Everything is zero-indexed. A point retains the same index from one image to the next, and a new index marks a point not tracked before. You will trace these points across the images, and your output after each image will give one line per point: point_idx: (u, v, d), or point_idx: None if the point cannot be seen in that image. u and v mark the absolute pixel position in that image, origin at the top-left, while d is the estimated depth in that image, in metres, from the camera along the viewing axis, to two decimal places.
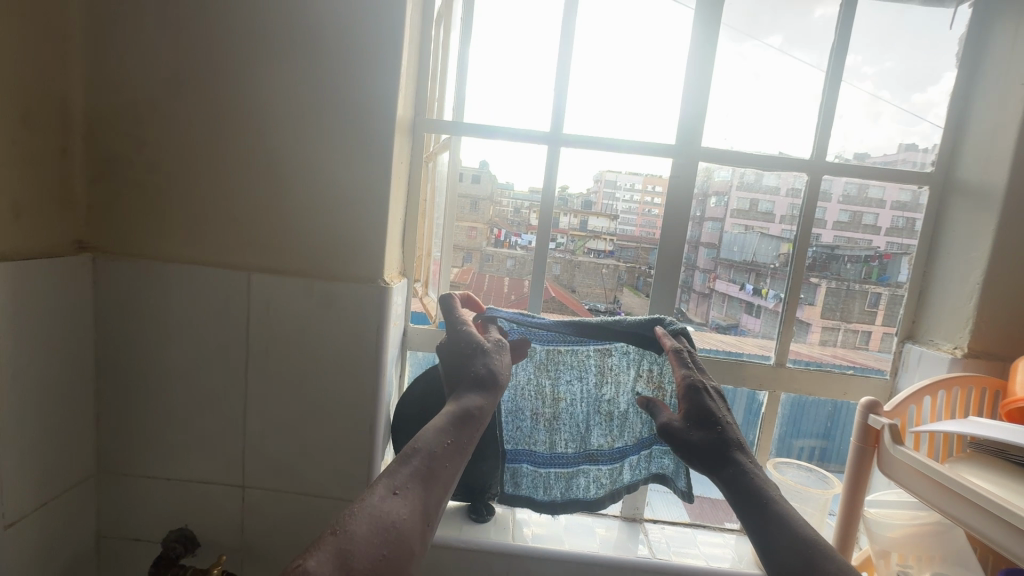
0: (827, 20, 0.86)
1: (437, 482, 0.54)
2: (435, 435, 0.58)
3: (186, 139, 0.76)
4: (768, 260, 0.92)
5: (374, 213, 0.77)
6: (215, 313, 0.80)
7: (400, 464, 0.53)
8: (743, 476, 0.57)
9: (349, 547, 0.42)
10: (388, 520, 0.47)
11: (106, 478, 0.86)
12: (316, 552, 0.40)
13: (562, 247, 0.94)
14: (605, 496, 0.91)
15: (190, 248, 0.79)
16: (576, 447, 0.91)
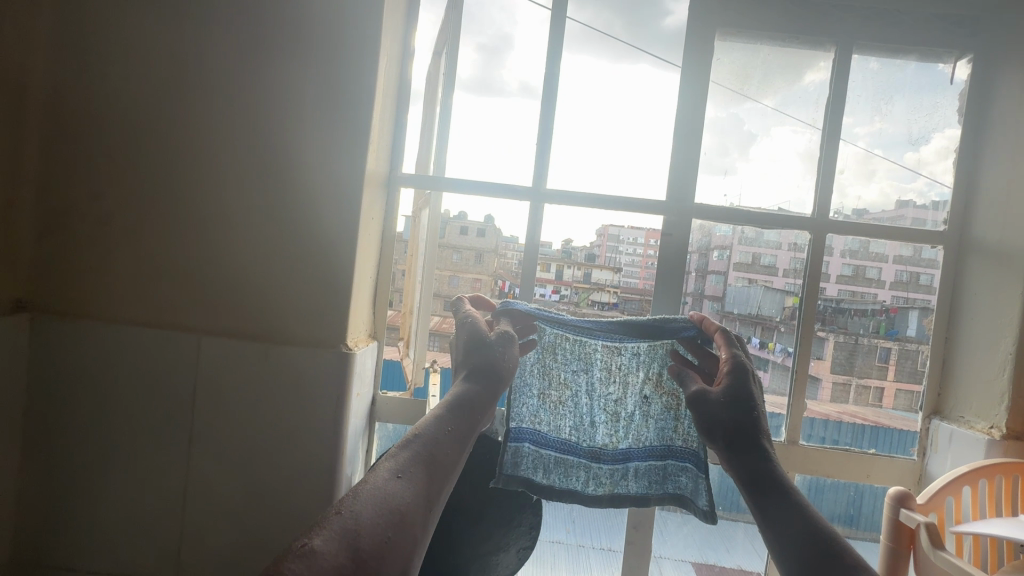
0: (821, 76, 0.83)
1: (445, 465, 0.48)
2: (437, 419, 0.52)
3: (143, 194, 0.71)
4: (772, 314, 0.84)
5: (339, 274, 0.70)
6: (163, 380, 0.73)
7: (402, 448, 0.47)
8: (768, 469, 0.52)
9: (355, 526, 0.37)
10: (394, 500, 0.41)
11: (23, 569, 0.75)
12: (321, 533, 0.35)
13: (566, 299, 0.86)
14: (605, 497, 0.76)
15: (138, 308, 0.73)
16: (574, 440, 0.78)
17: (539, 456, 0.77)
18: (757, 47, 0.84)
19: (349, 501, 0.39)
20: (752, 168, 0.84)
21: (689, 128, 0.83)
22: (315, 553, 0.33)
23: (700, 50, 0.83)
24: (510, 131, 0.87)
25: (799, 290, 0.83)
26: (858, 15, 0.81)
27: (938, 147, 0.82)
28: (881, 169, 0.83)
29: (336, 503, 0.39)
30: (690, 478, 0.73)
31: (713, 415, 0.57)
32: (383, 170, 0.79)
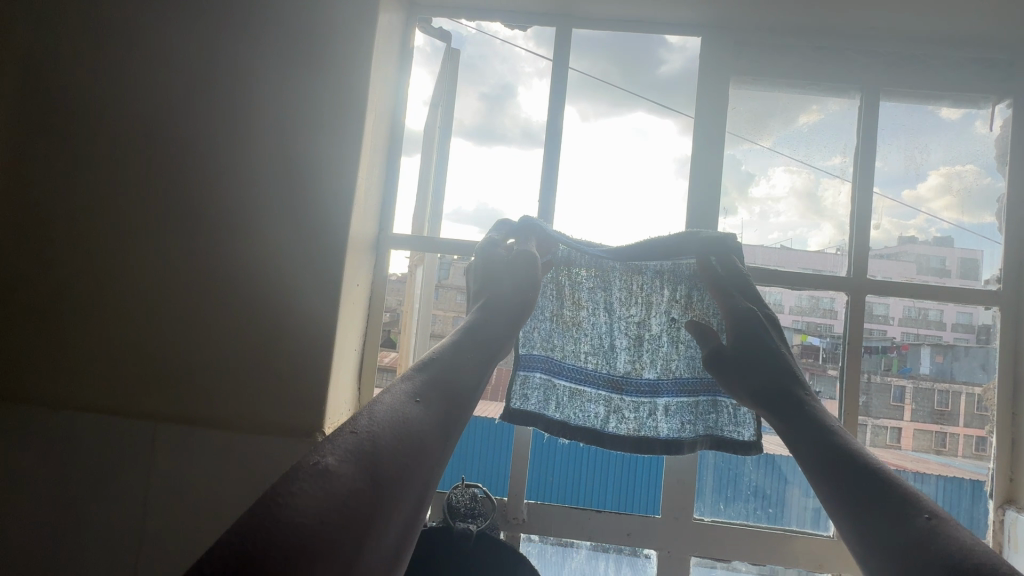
0: (846, 124, 0.77)
1: (464, 389, 0.47)
2: (451, 350, 0.51)
3: (100, 264, 0.64)
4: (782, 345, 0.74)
5: (315, 353, 0.62)
6: (111, 475, 0.63)
7: (417, 375, 0.47)
8: (798, 401, 0.50)
9: (371, 444, 0.36)
10: (407, 421, 0.40)
11: None
12: (336, 450, 0.34)
13: None
14: (629, 437, 0.68)
15: (89, 392, 0.64)
16: (596, 368, 0.70)
17: (553, 384, 0.70)
18: (773, 94, 0.79)
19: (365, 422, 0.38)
20: (772, 223, 0.78)
21: (705, 179, 0.77)
22: (330, 470, 0.33)
23: (714, 99, 0.78)
24: (511, 185, 0.80)
25: (808, 328, 0.74)
26: (883, 59, 0.75)
27: (934, 183, 0.75)
28: (904, 217, 0.75)
29: (348, 426, 0.38)
30: (728, 409, 0.67)
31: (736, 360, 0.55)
32: (369, 230, 0.71)
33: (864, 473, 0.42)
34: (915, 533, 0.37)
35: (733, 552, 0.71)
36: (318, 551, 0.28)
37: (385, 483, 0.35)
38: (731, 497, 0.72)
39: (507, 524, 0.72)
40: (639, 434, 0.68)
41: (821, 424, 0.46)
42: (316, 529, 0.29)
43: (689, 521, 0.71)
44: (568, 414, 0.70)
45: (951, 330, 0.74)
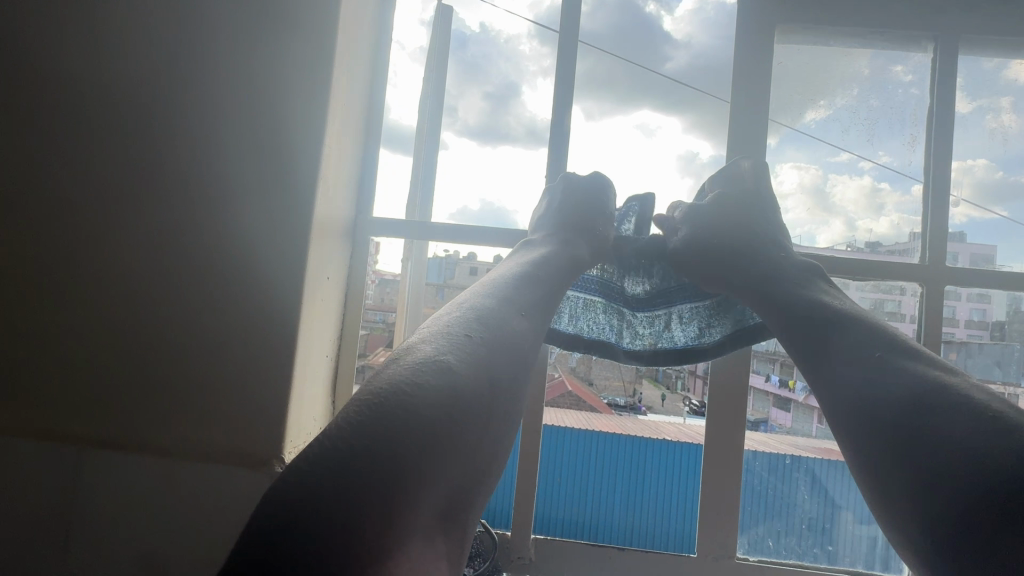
0: (908, 95, 0.65)
1: (547, 304, 0.47)
2: (541, 267, 0.50)
3: (26, 259, 0.55)
4: (762, 371, 0.61)
5: (271, 366, 0.51)
6: (42, 505, 0.54)
7: (514, 284, 0.46)
8: (809, 289, 0.48)
9: (487, 347, 0.36)
10: (505, 329, 0.40)
11: None
12: (456, 349, 0.34)
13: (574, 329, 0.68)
14: (644, 352, 0.61)
15: (18, 407, 0.55)
16: (609, 279, 0.62)
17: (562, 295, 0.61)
18: (821, 52, 0.67)
19: (467, 324, 0.37)
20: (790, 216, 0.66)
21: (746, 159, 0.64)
22: (445, 364, 0.32)
23: (754, 62, 0.65)
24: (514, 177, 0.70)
25: None
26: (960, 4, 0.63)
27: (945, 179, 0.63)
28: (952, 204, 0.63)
29: (459, 327, 0.37)
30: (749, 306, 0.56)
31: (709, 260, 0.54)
32: (342, 220, 0.60)
33: (870, 351, 0.40)
34: (911, 396, 0.36)
35: None
36: (439, 437, 0.29)
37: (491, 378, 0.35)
38: (782, 532, 0.62)
39: (510, 564, 0.60)
40: (655, 346, 0.61)
41: (820, 304, 0.45)
42: (439, 418, 0.29)
43: (726, 558, 0.59)
44: (579, 326, 0.61)
45: (963, 328, 0.61)
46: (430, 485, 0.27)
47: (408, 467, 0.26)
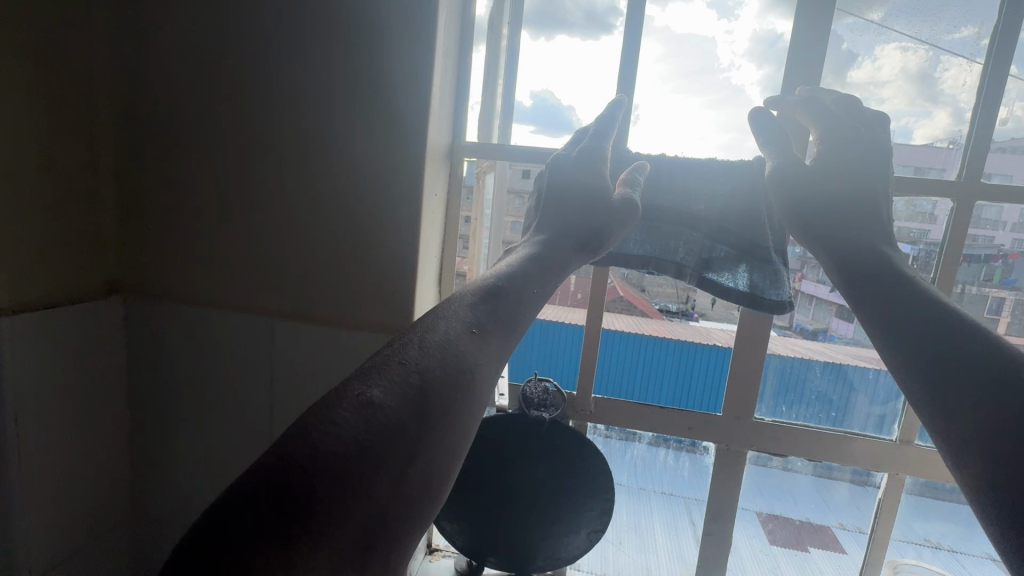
0: None
1: (523, 306, 0.46)
2: (507, 288, 0.46)
3: (206, 177, 0.71)
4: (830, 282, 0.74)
5: (400, 261, 0.68)
6: (242, 361, 0.74)
7: (470, 304, 0.43)
8: (875, 258, 0.52)
9: (421, 378, 0.33)
10: (456, 356, 0.37)
11: (141, 521, 0.82)
12: (383, 382, 0.32)
13: None
14: (688, 275, 0.70)
15: (212, 289, 0.74)
16: (672, 205, 0.69)
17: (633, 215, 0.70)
18: None
19: (409, 355, 0.35)
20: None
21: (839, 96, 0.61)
22: (371, 404, 0.30)
23: None
24: (586, 90, 0.78)
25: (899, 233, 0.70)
26: None
27: None
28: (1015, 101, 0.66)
29: (395, 356, 0.35)
30: (773, 273, 0.66)
31: (815, 204, 0.57)
32: (442, 144, 0.73)
33: (918, 304, 0.45)
34: (931, 329, 0.43)
35: (792, 451, 0.74)
36: (356, 459, 0.28)
37: (431, 410, 0.32)
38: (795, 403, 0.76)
39: (575, 413, 0.79)
40: (698, 274, 0.70)
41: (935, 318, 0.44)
42: (353, 458, 0.27)
43: (748, 420, 0.74)
44: (635, 245, 0.71)
45: None
46: (340, 517, 0.26)
47: (312, 506, 0.25)
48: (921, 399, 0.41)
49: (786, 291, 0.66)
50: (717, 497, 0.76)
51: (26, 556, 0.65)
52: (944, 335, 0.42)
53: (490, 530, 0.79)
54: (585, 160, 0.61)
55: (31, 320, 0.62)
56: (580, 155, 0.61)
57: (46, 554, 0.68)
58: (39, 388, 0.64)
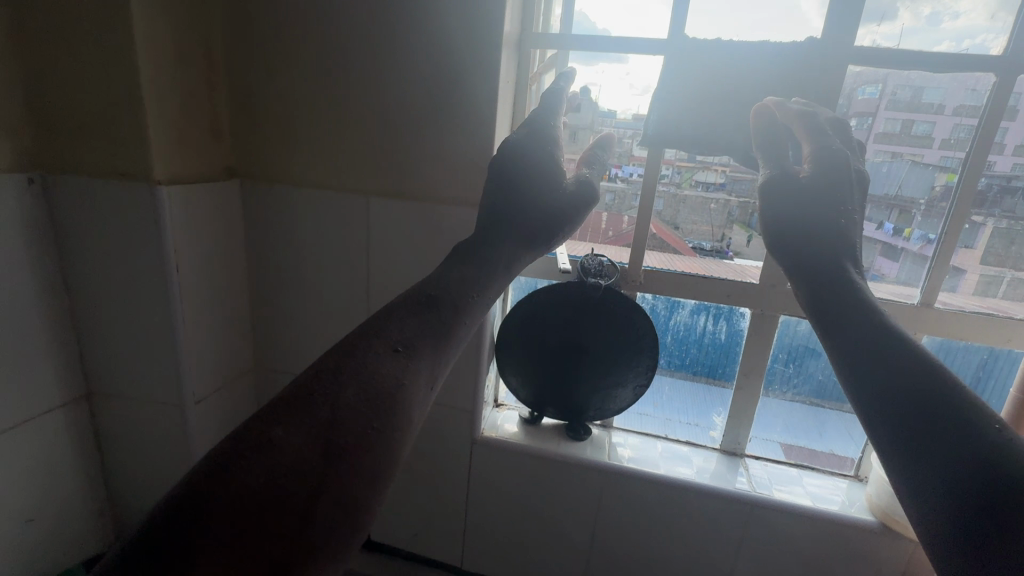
0: None
1: (459, 316, 0.46)
2: (439, 301, 0.46)
3: (308, 70, 0.81)
4: (873, 221, 0.82)
5: (482, 142, 0.78)
6: (343, 235, 0.87)
7: (402, 315, 0.43)
8: (834, 274, 0.48)
9: (334, 404, 0.34)
10: (377, 375, 0.37)
11: (262, 373, 0.98)
12: (290, 419, 0.33)
13: (668, 179, 0.86)
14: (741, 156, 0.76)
15: (315, 173, 0.86)
16: (725, 88, 0.77)
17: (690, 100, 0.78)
18: None
19: (322, 381, 0.36)
20: (881, 29, 0.75)
21: (835, 117, 0.58)
22: (268, 444, 0.31)
23: None
24: None
25: (957, 166, 0.77)
26: None
27: None
28: None
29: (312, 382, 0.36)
30: None
31: (793, 211, 0.51)
32: (514, 36, 0.80)
33: (874, 346, 0.41)
34: (916, 384, 0.38)
35: None
36: (247, 509, 0.29)
37: (343, 438, 0.33)
38: None
39: (626, 284, 0.89)
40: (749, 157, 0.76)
41: (924, 378, 0.38)
42: (241, 507, 0.29)
43: (783, 288, 0.83)
44: (687, 127, 0.79)
45: None
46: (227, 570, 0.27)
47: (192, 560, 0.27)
48: (893, 466, 0.36)
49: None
50: (753, 356, 0.87)
51: (191, 384, 0.82)
52: (909, 396, 0.37)
53: (552, 383, 0.94)
54: (533, 144, 0.59)
55: (183, 190, 0.75)
56: (528, 138, 0.59)
57: (204, 385, 0.85)
58: (192, 248, 0.78)
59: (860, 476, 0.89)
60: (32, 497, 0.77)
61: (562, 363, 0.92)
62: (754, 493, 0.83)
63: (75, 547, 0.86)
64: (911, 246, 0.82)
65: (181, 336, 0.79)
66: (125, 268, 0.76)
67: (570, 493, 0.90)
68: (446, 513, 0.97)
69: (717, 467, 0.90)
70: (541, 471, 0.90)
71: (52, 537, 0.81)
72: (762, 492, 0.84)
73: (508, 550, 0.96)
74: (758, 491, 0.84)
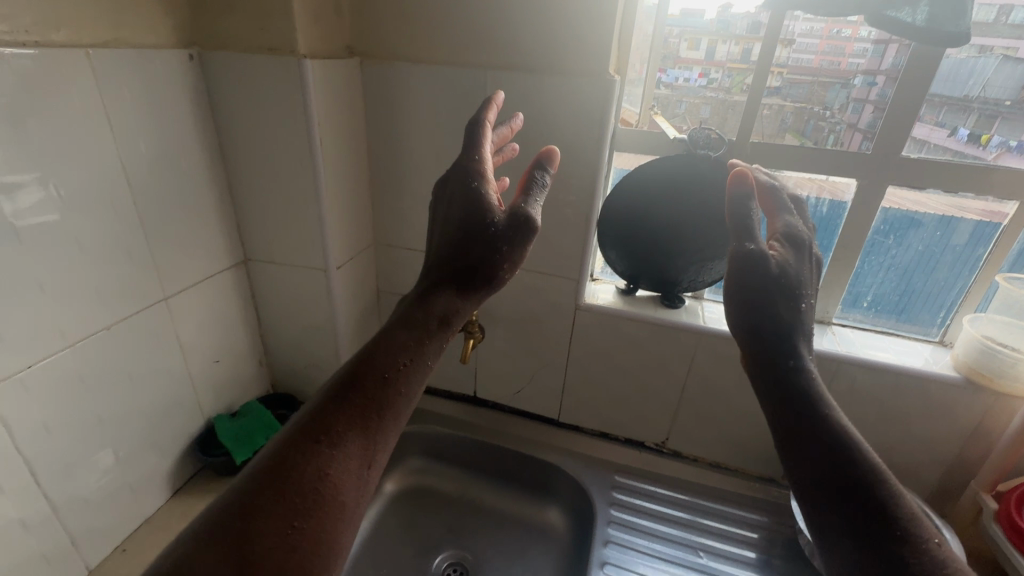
0: None
1: (386, 396, 0.53)
2: (368, 382, 0.53)
3: None
4: (946, 127, 0.85)
5: (603, 9, 0.79)
6: (458, 114, 0.91)
7: (334, 404, 0.51)
8: (789, 368, 0.52)
9: (253, 514, 0.43)
10: (298, 473, 0.46)
11: (381, 248, 1.08)
12: (215, 532, 0.42)
13: (718, 83, 0.93)
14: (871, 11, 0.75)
15: (433, 49, 0.89)
16: None
17: None
18: None
19: (246, 491, 0.45)
20: None
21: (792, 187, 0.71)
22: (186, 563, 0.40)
23: None
24: None
25: None
26: None
27: None
28: None
29: (237, 493, 0.45)
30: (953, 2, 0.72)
31: (765, 304, 0.55)
32: None
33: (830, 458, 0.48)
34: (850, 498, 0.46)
35: (932, 183, 0.85)
36: None
37: (257, 546, 0.42)
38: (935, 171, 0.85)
39: (733, 159, 0.92)
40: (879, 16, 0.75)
41: (856, 496, 0.46)
42: None
43: (895, 158, 0.85)
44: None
45: None
46: None
47: None
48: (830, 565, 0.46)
49: (964, 22, 0.72)
50: (854, 227, 0.91)
51: (334, 251, 0.93)
52: (860, 509, 0.46)
53: (647, 260, 1.00)
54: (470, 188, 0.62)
55: (322, 64, 0.80)
56: (466, 179, 0.62)
57: (341, 254, 0.96)
58: (331, 124, 0.85)
59: (945, 341, 0.95)
60: (216, 341, 0.93)
61: (662, 240, 0.97)
62: (842, 351, 0.91)
63: (247, 388, 1.03)
64: (983, 153, 0.84)
65: (325, 207, 0.88)
66: (277, 143, 0.84)
67: (665, 352, 1.00)
68: (549, 372, 1.09)
69: None
70: (639, 334, 1.00)
71: (231, 377, 0.98)
72: (848, 350, 0.92)
73: (603, 404, 1.09)
74: (845, 349, 0.92)
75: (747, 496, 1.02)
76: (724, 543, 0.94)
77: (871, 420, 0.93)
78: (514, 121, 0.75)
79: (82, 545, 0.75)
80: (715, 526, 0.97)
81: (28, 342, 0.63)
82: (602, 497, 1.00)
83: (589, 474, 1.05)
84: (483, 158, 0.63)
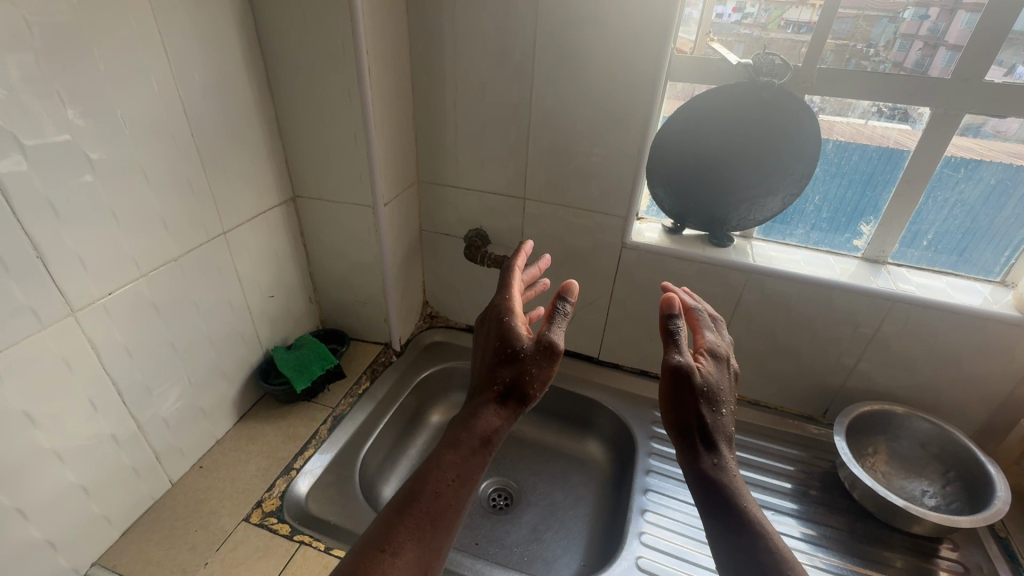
0: None
1: (443, 509, 0.54)
2: (426, 496, 0.54)
3: None
4: (1005, 65, 0.79)
5: None
6: (506, 42, 0.87)
7: (396, 519, 0.52)
8: (712, 471, 0.57)
9: None
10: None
11: (425, 187, 1.08)
12: None
13: (754, 19, 0.88)
14: None
15: None
16: None
17: None
18: None
19: None
20: None
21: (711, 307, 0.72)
22: None
23: None
24: None
25: None
26: None
27: None
28: None
29: None
30: None
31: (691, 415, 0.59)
32: None
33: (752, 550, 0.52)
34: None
35: (1015, 113, 0.80)
36: None
37: None
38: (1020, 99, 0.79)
39: (796, 87, 0.87)
40: None
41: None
42: None
43: (978, 84, 0.79)
44: None
45: None
46: None
47: None
48: None
49: None
50: (922, 160, 0.86)
51: (381, 188, 0.93)
52: None
53: (696, 199, 0.97)
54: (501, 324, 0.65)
55: None
56: (498, 317, 0.67)
57: (388, 191, 0.95)
58: (378, 53, 0.82)
59: (1006, 282, 0.92)
60: (270, 277, 0.95)
61: (714, 178, 0.93)
62: (897, 289, 0.89)
63: (299, 323, 1.07)
64: None
65: (373, 143, 0.87)
66: (325, 76, 0.82)
67: (712, 292, 0.99)
68: (591, 311, 1.10)
69: (861, 271, 0.95)
70: (686, 272, 0.99)
71: (285, 312, 1.02)
72: (903, 288, 0.90)
73: (644, 343, 1.10)
74: (900, 287, 0.90)
75: (786, 432, 1.04)
76: (768, 476, 0.96)
77: (921, 359, 0.92)
78: (543, 261, 0.81)
79: (164, 461, 0.81)
80: (756, 459, 0.99)
81: (106, 270, 0.65)
82: (642, 431, 1.03)
83: (629, 409, 1.08)
84: (513, 298, 0.69)
